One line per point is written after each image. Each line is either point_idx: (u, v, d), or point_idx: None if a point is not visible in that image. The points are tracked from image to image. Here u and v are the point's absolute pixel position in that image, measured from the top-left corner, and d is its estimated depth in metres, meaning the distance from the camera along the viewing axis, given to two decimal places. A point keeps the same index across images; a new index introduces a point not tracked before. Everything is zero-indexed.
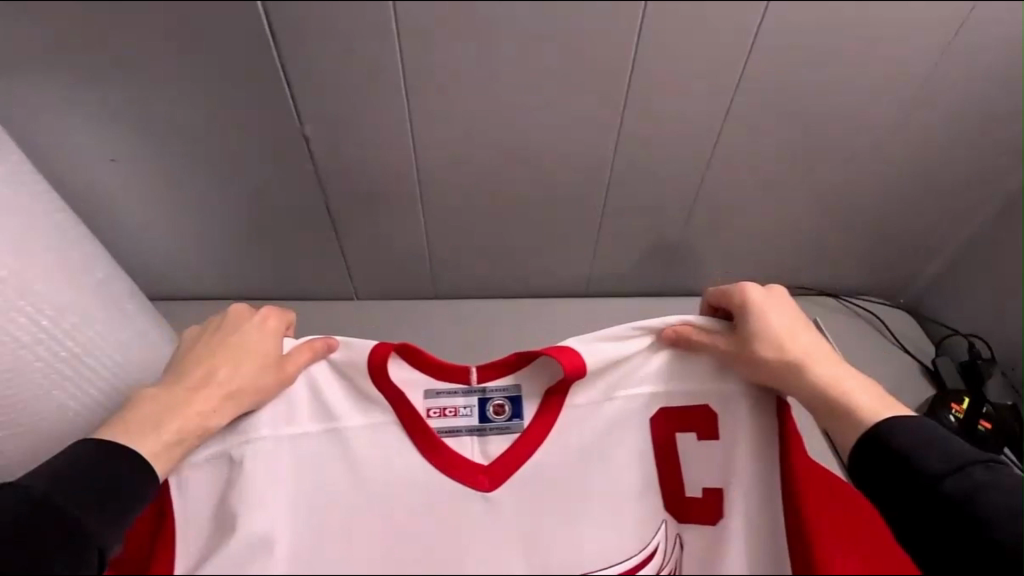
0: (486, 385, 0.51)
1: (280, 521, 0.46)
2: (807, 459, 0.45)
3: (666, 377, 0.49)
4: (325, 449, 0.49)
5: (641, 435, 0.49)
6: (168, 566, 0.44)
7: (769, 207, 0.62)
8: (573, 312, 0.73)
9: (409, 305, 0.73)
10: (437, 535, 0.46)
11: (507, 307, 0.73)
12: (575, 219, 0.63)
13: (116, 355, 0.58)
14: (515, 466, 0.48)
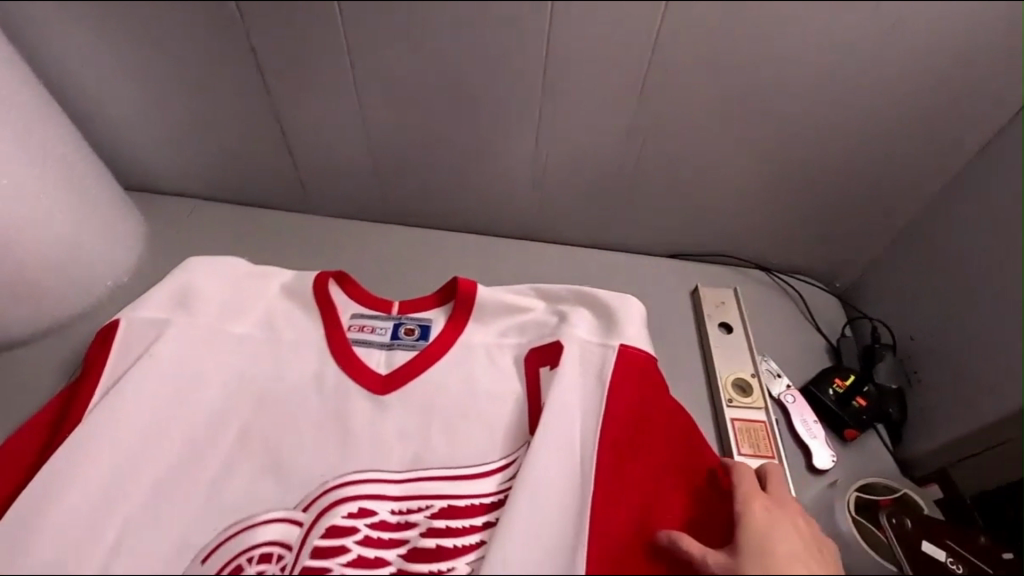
0: (403, 315, 0.64)
1: (208, 395, 0.57)
2: (631, 397, 0.54)
3: (541, 326, 0.62)
4: (260, 347, 0.60)
5: (516, 366, 0.61)
6: (88, 397, 0.54)
7: (700, 175, 0.64)
8: (503, 250, 0.75)
9: (346, 226, 0.76)
10: (333, 423, 0.57)
11: (440, 239, 0.75)
12: (513, 169, 0.66)
13: (68, 232, 0.59)
14: (409, 374, 0.60)
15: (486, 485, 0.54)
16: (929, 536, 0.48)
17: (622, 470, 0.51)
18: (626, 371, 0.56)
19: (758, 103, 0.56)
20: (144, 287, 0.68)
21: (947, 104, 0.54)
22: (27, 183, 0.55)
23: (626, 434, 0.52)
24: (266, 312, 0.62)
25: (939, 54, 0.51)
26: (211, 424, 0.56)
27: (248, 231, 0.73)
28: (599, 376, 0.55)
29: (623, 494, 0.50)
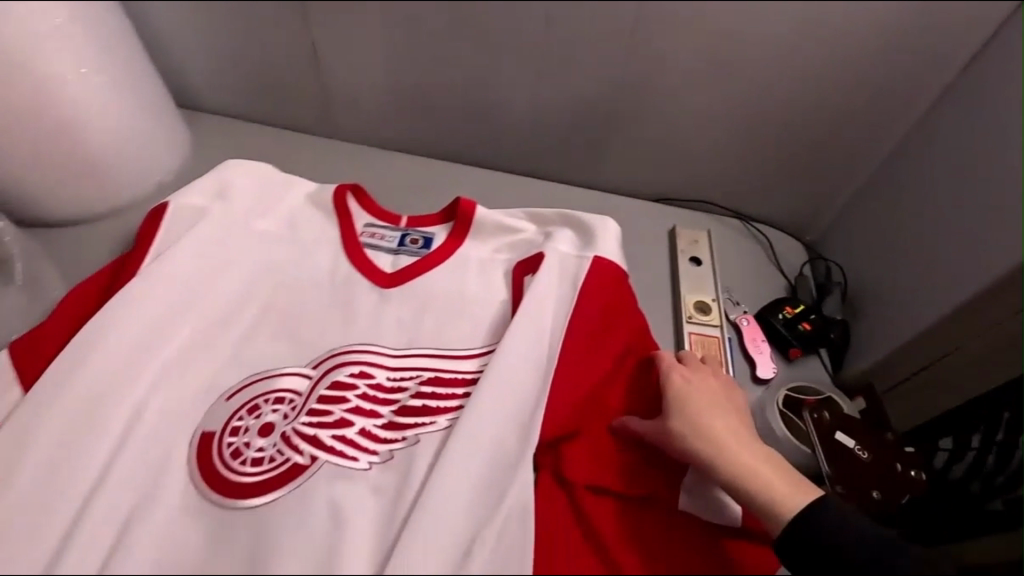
0: (410, 228, 0.72)
1: (230, 276, 0.64)
2: (594, 298, 0.63)
3: (530, 244, 0.70)
4: (283, 240, 0.69)
5: (503, 276, 0.68)
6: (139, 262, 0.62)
7: (689, 120, 0.73)
8: (501, 180, 0.81)
9: (358, 150, 0.82)
10: (338, 306, 0.64)
11: (439, 171, 0.81)
12: (523, 104, 0.74)
13: (130, 126, 0.67)
14: (411, 275, 0.67)
15: (468, 366, 0.61)
16: (842, 425, 0.60)
17: (584, 361, 0.59)
18: (596, 282, 0.64)
19: (748, 56, 0.66)
20: (177, 184, 0.75)
21: (905, 62, 0.64)
22: (102, 80, 0.63)
23: (590, 333, 0.61)
24: (293, 212, 0.71)
25: (901, 14, 0.60)
26: (230, 300, 0.63)
27: (273, 145, 0.81)
28: (573, 282, 0.64)
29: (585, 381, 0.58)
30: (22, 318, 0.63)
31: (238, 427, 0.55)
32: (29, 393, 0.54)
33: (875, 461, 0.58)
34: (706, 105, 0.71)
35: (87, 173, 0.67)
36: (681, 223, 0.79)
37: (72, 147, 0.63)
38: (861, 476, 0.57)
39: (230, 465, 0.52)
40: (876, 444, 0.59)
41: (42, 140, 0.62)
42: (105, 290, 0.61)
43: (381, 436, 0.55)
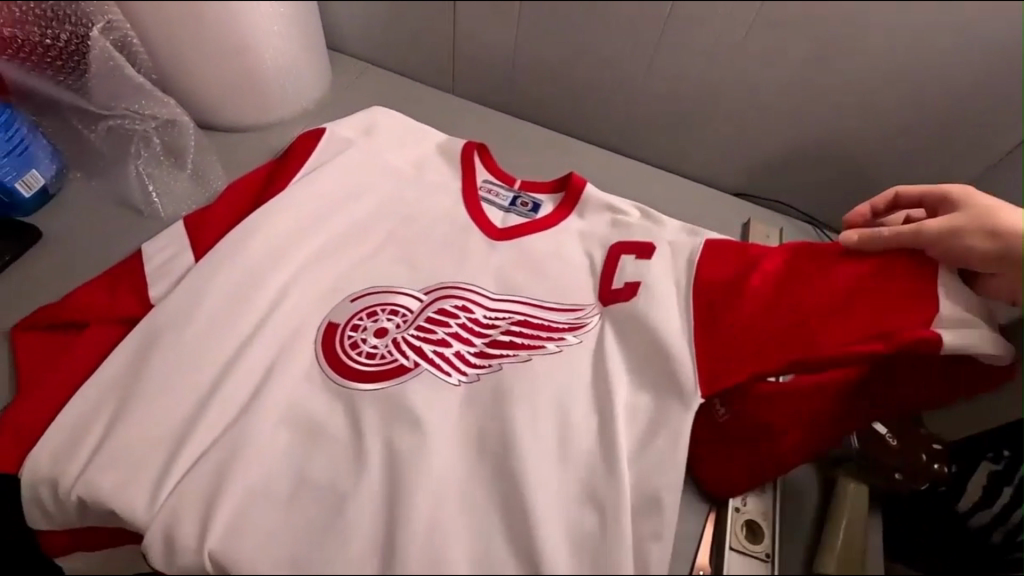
0: (522, 192, 0.79)
1: (360, 200, 0.73)
2: (723, 252, 0.66)
3: (632, 229, 0.73)
4: (409, 173, 0.78)
5: (601, 251, 0.72)
6: (289, 174, 0.72)
7: (794, 140, 0.83)
8: (606, 159, 0.90)
9: (481, 111, 0.92)
10: (450, 238, 0.73)
11: (551, 145, 0.90)
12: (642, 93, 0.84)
13: (292, 54, 0.75)
14: (517, 234, 0.74)
15: (557, 321, 0.66)
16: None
17: (730, 286, 0.62)
18: (718, 250, 0.66)
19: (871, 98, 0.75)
20: (320, 114, 0.85)
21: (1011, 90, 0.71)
22: (284, 16, 0.71)
23: (739, 270, 0.63)
24: (421, 155, 0.80)
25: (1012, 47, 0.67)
26: (358, 218, 0.72)
27: (406, 95, 0.91)
28: (685, 265, 0.66)
29: (754, 322, 0.58)
30: (190, 201, 0.72)
31: (358, 324, 0.63)
32: (200, 263, 0.62)
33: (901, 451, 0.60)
34: (818, 129, 0.80)
35: (246, 89, 0.75)
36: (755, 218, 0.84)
37: (242, 65, 0.71)
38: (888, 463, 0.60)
39: (349, 353, 0.61)
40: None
41: (226, 63, 0.70)
42: (264, 186, 0.71)
43: (472, 362, 0.63)
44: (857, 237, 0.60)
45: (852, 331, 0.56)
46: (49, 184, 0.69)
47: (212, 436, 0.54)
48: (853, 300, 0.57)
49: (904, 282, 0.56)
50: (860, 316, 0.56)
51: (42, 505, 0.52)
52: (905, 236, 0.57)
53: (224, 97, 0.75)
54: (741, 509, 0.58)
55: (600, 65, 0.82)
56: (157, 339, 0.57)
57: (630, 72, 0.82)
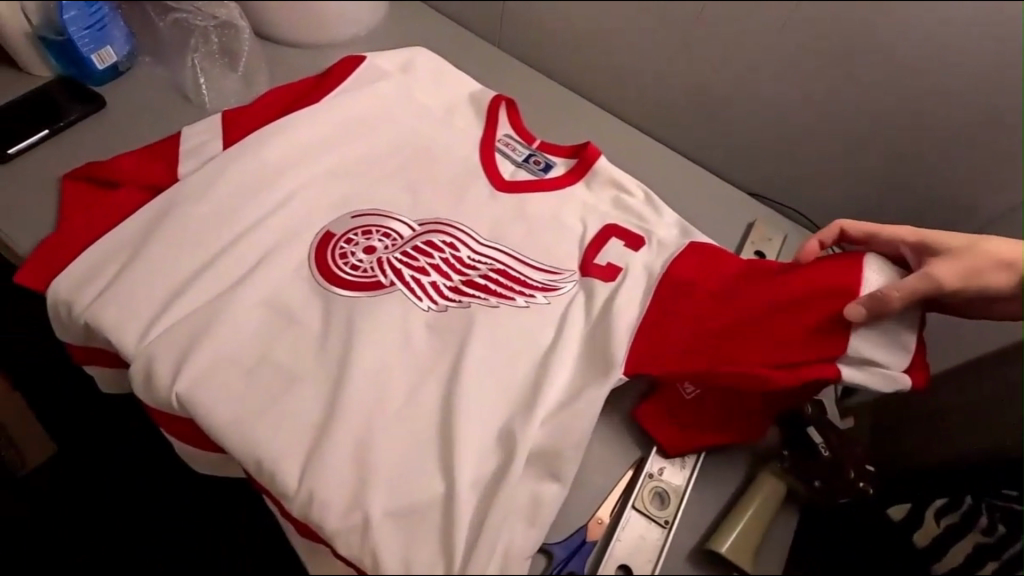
0: (537, 151, 0.81)
1: (383, 127, 0.78)
2: (700, 250, 0.68)
3: (631, 215, 0.76)
4: (435, 111, 0.82)
5: (596, 228, 0.74)
6: (323, 94, 0.77)
7: (822, 152, 0.86)
8: (633, 137, 0.90)
9: (521, 69, 0.94)
10: (456, 178, 0.77)
11: (583, 113, 0.91)
12: (686, 79, 0.88)
13: None
14: (521, 188, 0.77)
15: (535, 277, 0.70)
16: (817, 424, 0.60)
17: (691, 283, 0.65)
18: (698, 255, 0.68)
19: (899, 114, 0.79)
20: (371, 43, 0.90)
21: None
22: None
23: (705, 271, 0.66)
24: (453, 99, 0.84)
25: None
26: (376, 144, 0.77)
27: (457, 43, 0.94)
28: (665, 266, 0.69)
29: (680, 338, 0.62)
30: (232, 99, 0.79)
31: (351, 238, 0.68)
32: (226, 152, 0.69)
33: (833, 461, 0.58)
34: (846, 148, 0.84)
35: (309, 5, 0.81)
36: (761, 219, 0.82)
37: None
38: (814, 469, 0.58)
39: (336, 261, 0.66)
40: (837, 447, 0.59)
41: None
42: (299, 98, 0.76)
43: (445, 295, 0.66)
44: (867, 304, 0.56)
45: (765, 359, 0.58)
46: (120, 63, 0.77)
47: (202, 299, 0.61)
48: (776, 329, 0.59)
49: (832, 316, 0.58)
50: (778, 345, 0.58)
51: (60, 323, 0.61)
52: (919, 291, 0.56)
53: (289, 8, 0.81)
54: (654, 475, 0.59)
55: (650, 42, 0.87)
56: (175, 207, 0.65)
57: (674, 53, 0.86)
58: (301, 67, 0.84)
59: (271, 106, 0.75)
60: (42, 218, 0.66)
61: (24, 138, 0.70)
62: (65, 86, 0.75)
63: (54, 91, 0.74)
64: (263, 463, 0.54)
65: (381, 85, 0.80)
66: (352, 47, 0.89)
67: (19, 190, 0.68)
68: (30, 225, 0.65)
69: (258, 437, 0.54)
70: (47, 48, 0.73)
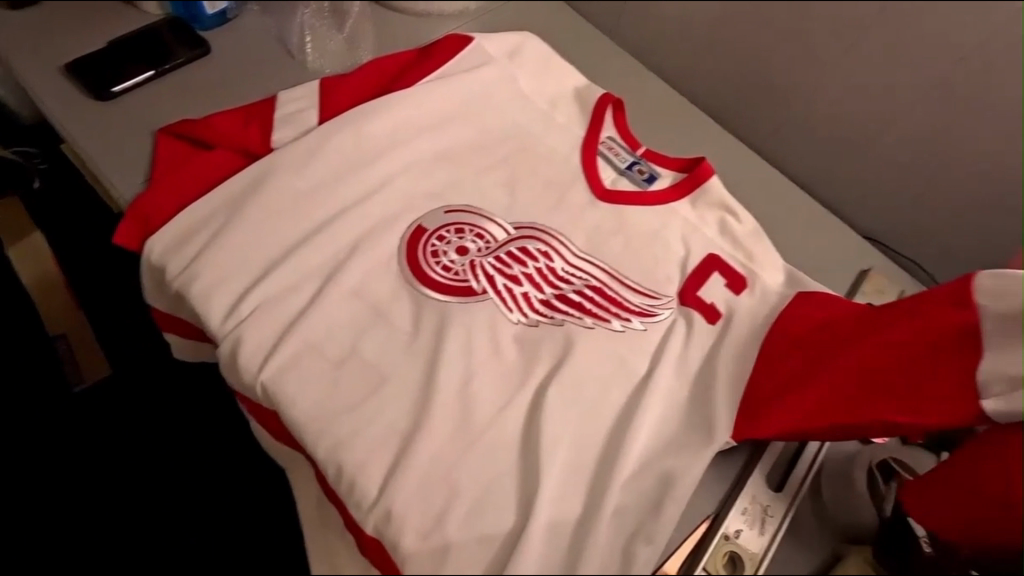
0: (643, 159, 0.75)
1: (483, 116, 0.73)
2: (816, 293, 0.64)
3: (736, 246, 0.70)
4: (540, 104, 0.76)
5: (699, 255, 0.69)
6: (427, 73, 0.72)
7: (949, 206, 0.76)
8: (744, 156, 0.82)
9: (633, 64, 0.86)
10: (554, 182, 0.71)
11: (692, 121, 0.83)
12: (813, 102, 0.80)
13: None
14: (624, 199, 0.71)
15: (632, 302, 0.65)
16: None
17: (804, 327, 0.61)
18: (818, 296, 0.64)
19: None
20: (480, 16, 0.84)
21: None
22: None
23: (822, 314, 0.62)
24: (561, 94, 0.77)
25: None
26: (474, 133, 0.72)
27: (568, 28, 0.87)
28: (772, 311, 0.64)
29: (793, 372, 0.59)
30: (334, 61, 0.75)
31: (443, 236, 0.64)
32: (324, 124, 0.65)
33: None
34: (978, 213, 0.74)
35: None
36: (877, 269, 0.75)
37: None
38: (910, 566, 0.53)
39: (428, 260, 0.63)
40: None
41: None
42: (400, 74, 0.72)
43: (536, 308, 0.62)
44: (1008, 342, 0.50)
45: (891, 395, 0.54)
46: (229, 8, 0.73)
47: (291, 282, 0.58)
48: (904, 366, 0.55)
49: (955, 358, 0.53)
50: (903, 386, 0.54)
51: (152, 283, 0.59)
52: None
53: None
54: (729, 537, 0.55)
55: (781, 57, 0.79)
56: (268, 180, 0.61)
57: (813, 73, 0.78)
58: (408, 37, 0.79)
59: (373, 82, 0.71)
60: (132, 167, 0.63)
61: (129, 77, 0.67)
62: (171, 27, 0.71)
63: (159, 32, 0.71)
64: (342, 468, 0.52)
65: (489, 70, 0.74)
66: (460, 19, 0.82)
67: (111, 134, 0.64)
68: (120, 176, 0.63)
69: (342, 444, 0.52)
70: None
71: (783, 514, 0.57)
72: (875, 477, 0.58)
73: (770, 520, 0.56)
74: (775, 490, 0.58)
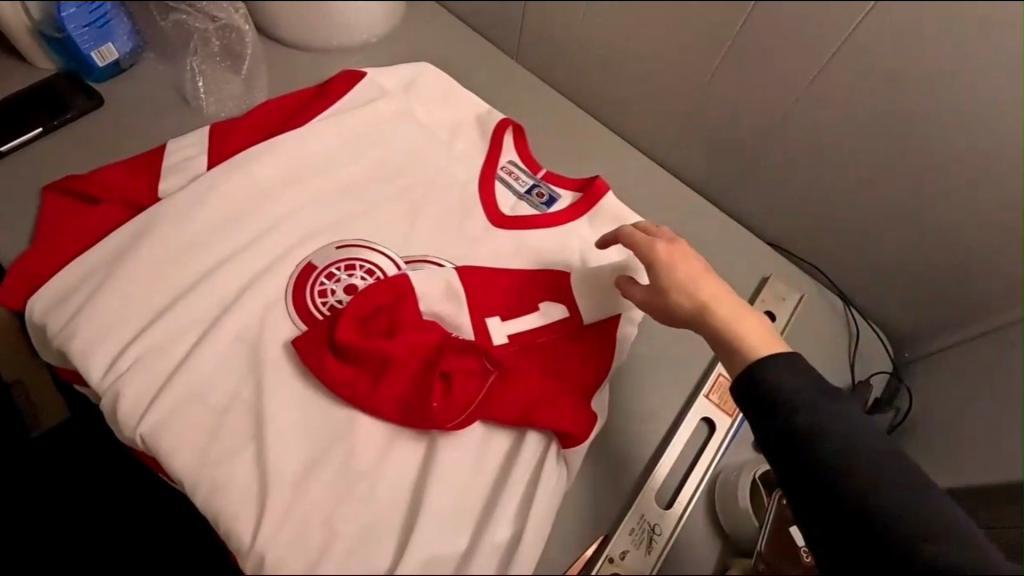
0: (542, 182, 0.76)
1: (373, 151, 0.73)
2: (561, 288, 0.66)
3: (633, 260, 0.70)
4: (434, 133, 0.76)
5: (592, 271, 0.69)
6: (317, 112, 0.73)
7: (842, 213, 0.76)
8: (645, 170, 0.83)
9: (533, 85, 0.87)
10: (450, 212, 0.72)
11: (594, 140, 0.84)
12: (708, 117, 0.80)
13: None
14: (522, 225, 0.72)
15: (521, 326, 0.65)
16: None
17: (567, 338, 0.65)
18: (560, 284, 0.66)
19: (929, 188, 0.69)
20: (378, 48, 0.84)
21: None
22: None
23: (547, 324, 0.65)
24: (458, 122, 0.78)
25: None
26: (365, 168, 0.72)
27: (468, 54, 0.87)
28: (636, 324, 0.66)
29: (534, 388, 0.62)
30: (230, 104, 0.76)
31: (333, 274, 0.65)
32: (210, 171, 0.66)
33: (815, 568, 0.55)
34: (870, 216, 0.74)
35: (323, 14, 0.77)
36: (777, 276, 0.78)
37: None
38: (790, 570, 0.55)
39: (316, 300, 0.64)
40: None
41: None
42: (291, 115, 0.73)
43: None
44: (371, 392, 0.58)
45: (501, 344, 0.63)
46: (122, 60, 0.74)
47: (174, 331, 0.59)
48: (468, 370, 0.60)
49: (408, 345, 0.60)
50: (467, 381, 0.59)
51: (39, 343, 0.61)
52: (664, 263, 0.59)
53: (297, 16, 0.77)
54: (613, 559, 0.56)
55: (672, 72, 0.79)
56: (150, 232, 0.62)
57: (702, 75, 0.76)
58: (305, 75, 0.80)
59: (263, 125, 0.71)
60: (20, 227, 0.64)
61: (17, 135, 0.68)
62: (60, 81, 0.72)
63: (48, 87, 0.71)
64: (219, 517, 0.53)
65: (381, 104, 0.75)
66: (358, 53, 0.83)
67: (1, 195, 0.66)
68: (8, 236, 0.64)
69: (219, 489, 0.53)
70: (49, 45, 0.70)
71: (670, 532, 0.58)
72: (762, 491, 0.60)
73: (657, 539, 0.58)
74: (665, 508, 0.60)
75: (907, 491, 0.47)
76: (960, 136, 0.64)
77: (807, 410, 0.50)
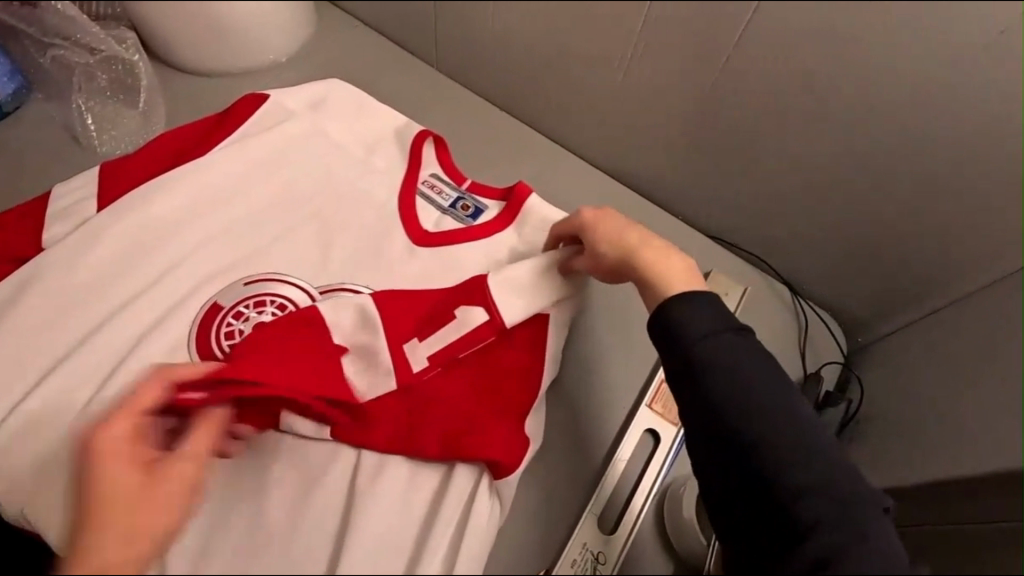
0: (468, 193, 0.72)
1: (277, 178, 0.69)
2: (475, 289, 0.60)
3: None
4: (342, 153, 0.72)
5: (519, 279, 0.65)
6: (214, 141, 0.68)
7: (775, 205, 0.72)
8: (574, 172, 0.80)
9: (450, 93, 0.82)
10: (363, 236, 0.68)
11: (518, 145, 0.80)
12: None
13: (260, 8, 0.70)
14: (447, 241, 0.68)
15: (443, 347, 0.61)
16: None
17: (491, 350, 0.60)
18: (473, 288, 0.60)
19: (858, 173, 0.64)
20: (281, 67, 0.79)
21: None
22: None
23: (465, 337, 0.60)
24: (371, 138, 0.74)
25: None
26: (268, 197, 0.68)
27: (380, 65, 0.83)
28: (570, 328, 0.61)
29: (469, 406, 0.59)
30: (126, 139, 0.71)
31: (240, 312, 0.61)
32: (95, 218, 0.62)
33: None
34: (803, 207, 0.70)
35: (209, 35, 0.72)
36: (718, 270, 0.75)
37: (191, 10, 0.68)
38: None
39: (221, 342, 0.59)
40: None
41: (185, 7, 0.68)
42: (186, 147, 0.68)
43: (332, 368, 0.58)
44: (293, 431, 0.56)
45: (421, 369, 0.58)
46: (5, 103, 0.69)
47: (64, 391, 0.55)
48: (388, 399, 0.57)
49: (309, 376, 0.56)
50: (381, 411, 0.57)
51: None
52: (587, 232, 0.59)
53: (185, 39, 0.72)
54: None
55: None
56: (32, 290, 0.58)
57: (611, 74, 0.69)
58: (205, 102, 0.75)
59: (155, 161, 0.67)
60: None
61: None
62: None
63: None
64: None
65: (283, 127, 0.70)
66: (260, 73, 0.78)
67: None
68: None
69: None
70: None
71: (615, 559, 0.56)
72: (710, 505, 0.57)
73: (600, 568, 0.55)
74: (608, 534, 0.57)
75: (817, 462, 0.44)
76: (880, 121, 0.58)
77: (724, 361, 0.46)
